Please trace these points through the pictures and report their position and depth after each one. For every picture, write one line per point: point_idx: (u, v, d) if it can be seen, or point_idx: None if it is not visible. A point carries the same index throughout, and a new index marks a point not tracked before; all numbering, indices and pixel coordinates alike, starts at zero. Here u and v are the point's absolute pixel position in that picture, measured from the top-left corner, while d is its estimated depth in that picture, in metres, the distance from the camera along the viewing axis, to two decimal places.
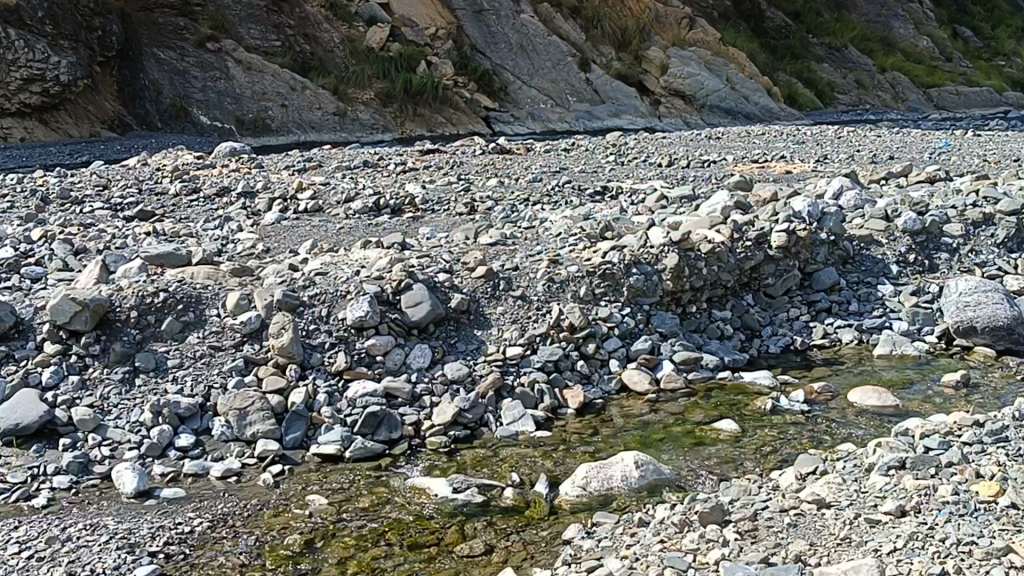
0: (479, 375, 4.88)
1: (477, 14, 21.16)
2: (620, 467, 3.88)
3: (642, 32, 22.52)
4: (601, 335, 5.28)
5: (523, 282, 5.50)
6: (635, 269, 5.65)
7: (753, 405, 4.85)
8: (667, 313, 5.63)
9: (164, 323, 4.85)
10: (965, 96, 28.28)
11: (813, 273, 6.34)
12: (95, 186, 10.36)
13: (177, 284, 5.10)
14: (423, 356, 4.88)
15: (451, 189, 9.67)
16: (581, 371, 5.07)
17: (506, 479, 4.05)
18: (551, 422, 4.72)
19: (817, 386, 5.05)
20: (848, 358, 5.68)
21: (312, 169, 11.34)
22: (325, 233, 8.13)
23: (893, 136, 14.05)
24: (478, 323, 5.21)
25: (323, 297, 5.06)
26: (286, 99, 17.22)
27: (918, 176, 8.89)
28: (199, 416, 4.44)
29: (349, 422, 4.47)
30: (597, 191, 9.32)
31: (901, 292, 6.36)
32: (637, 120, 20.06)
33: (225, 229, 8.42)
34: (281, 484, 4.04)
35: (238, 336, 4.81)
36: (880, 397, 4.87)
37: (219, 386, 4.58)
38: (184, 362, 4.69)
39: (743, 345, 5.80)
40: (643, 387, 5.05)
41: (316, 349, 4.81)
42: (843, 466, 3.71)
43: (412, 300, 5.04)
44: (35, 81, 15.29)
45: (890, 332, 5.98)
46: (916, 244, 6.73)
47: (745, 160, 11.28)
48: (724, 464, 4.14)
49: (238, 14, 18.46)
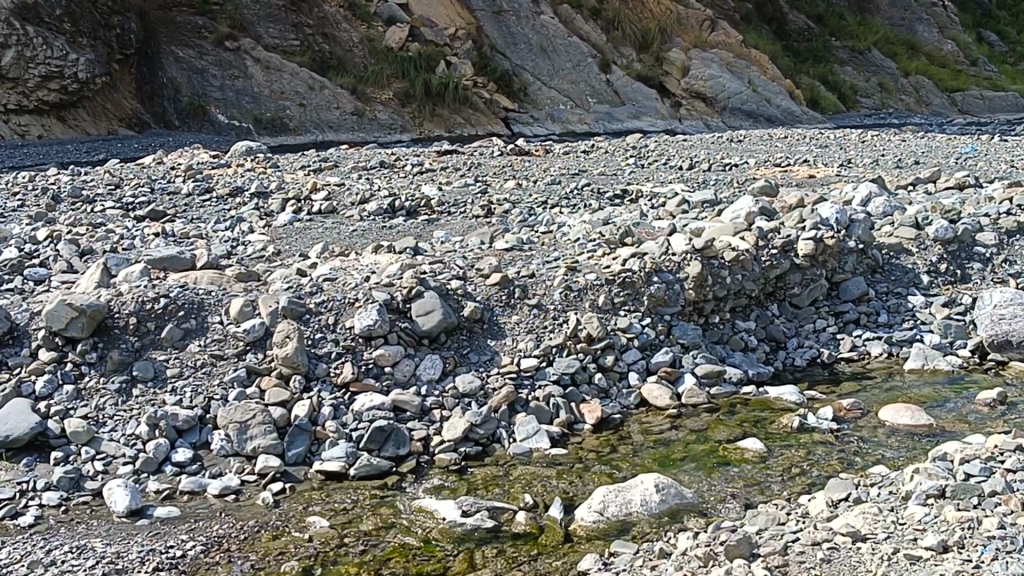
0: (491, 388, 4.67)
1: (497, 14, 20.97)
2: (639, 491, 3.66)
3: (664, 34, 22.28)
4: (621, 346, 5.06)
5: (539, 290, 5.28)
6: (657, 277, 5.43)
7: (779, 422, 4.62)
8: (689, 323, 5.41)
9: (164, 329, 4.66)
10: (989, 101, 27.92)
11: (841, 282, 6.11)
12: (106, 185, 10.19)
13: (179, 289, 4.90)
14: (433, 367, 4.67)
15: (468, 191, 9.46)
16: (599, 384, 4.85)
17: (518, 500, 3.83)
18: (566, 438, 4.50)
19: (846, 403, 4.81)
20: (878, 373, 5.43)
21: (327, 169, 11.15)
22: (338, 235, 7.94)
23: (919, 141, 13.76)
24: (492, 332, 5.00)
25: (330, 304, 4.86)
26: (304, 98, 17.07)
27: (947, 182, 8.64)
28: (198, 430, 4.24)
29: (354, 437, 4.26)
30: (616, 195, 9.10)
31: (933, 303, 6.11)
32: (657, 122, 19.85)
33: (235, 230, 8.24)
34: (281, 503, 3.84)
35: (241, 344, 4.61)
36: (912, 415, 4.63)
37: (220, 398, 4.38)
38: (184, 371, 4.50)
39: (767, 357, 5.57)
40: (663, 402, 4.82)
41: (321, 359, 4.60)
42: (878, 494, 3.49)
43: (424, 308, 4.83)
44: (53, 78, 15.21)
45: (921, 345, 5.72)
46: (947, 253, 6.48)
47: (768, 164, 11.04)
48: (749, 487, 3.91)
49: (256, 13, 18.37)
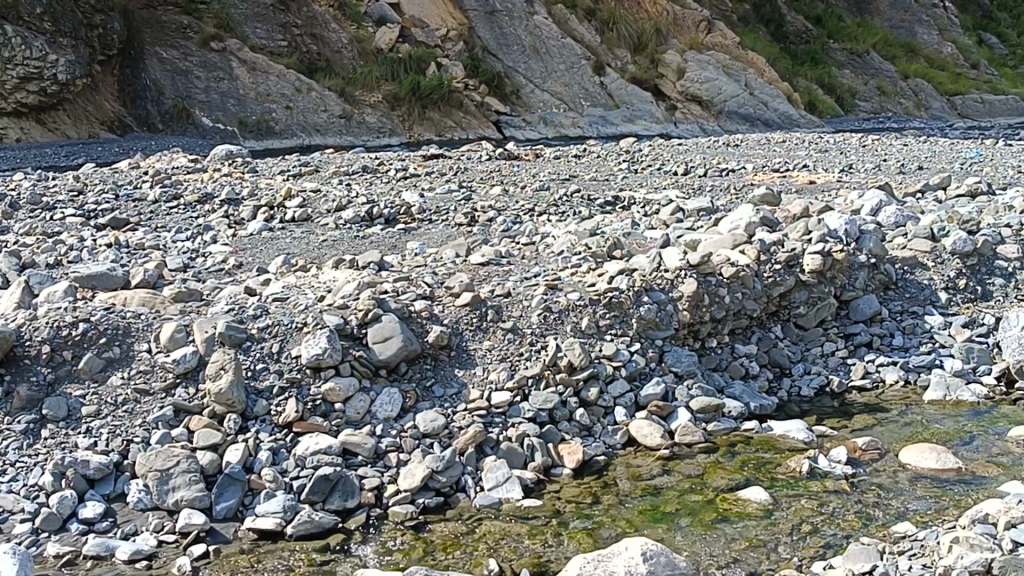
0: (457, 427, 4.07)
1: (489, 15, 20.35)
2: (624, 560, 3.10)
3: (658, 36, 21.77)
4: (605, 377, 4.46)
5: (515, 312, 4.70)
6: (647, 297, 4.87)
7: (786, 466, 4.03)
8: (682, 350, 4.83)
9: (82, 359, 4.07)
10: (990, 105, 27.31)
11: (851, 302, 5.53)
12: (69, 192, 9.57)
13: (104, 312, 4.31)
14: (391, 404, 4.09)
15: (451, 198, 8.88)
16: (581, 422, 4.26)
17: (481, 568, 3.26)
18: (543, 485, 3.93)
19: (862, 442, 4.22)
20: (895, 404, 4.84)
21: (307, 174, 10.56)
22: (307, 245, 7.36)
23: (922, 146, 13.19)
24: (460, 361, 4.41)
25: (276, 330, 4.27)
26: (291, 101, 16.47)
27: (958, 189, 8.08)
28: (112, 479, 3.66)
29: (295, 487, 3.68)
30: (608, 202, 8.54)
31: (952, 324, 5.54)
32: (651, 126, 19.30)
33: (196, 240, 7.64)
34: (201, 572, 3.25)
35: (170, 377, 4.02)
36: (938, 458, 4.04)
37: (141, 442, 3.79)
38: (102, 410, 3.91)
39: (770, 387, 5.00)
40: (654, 441, 4.23)
41: (261, 395, 4.01)
42: (910, 568, 2.92)
43: (381, 334, 4.25)
44: (32, 79, 14.50)
45: (942, 372, 5.11)
46: (967, 268, 5.90)
47: (766, 169, 10.48)
48: (752, 550, 3.34)
49: (243, 13, 17.82)
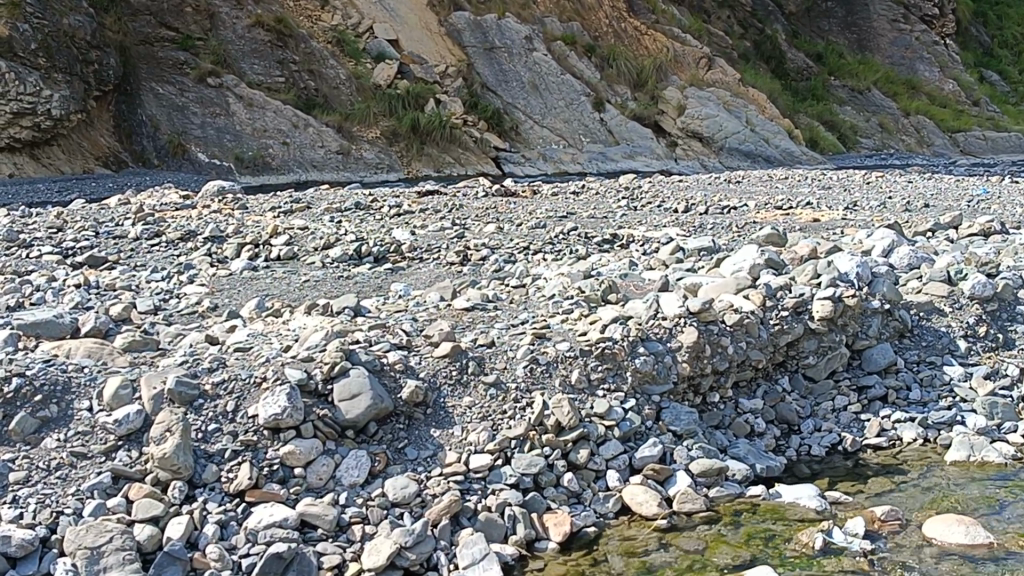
0: (430, 495, 3.67)
1: (488, 51, 20.07)
2: None
3: (658, 72, 21.57)
4: (596, 437, 4.05)
5: (499, 364, 4.31)
6: (642, 347, 4.48)
7: (797, 539, 3.62)
8: (681, 406, 4.43)
9: (14, 419, 3.66)
10: (993, 141, 26.96)
11: (864, 351, 5.14)
12: (48, 229, 9.17)
13: (43, 366, 3.92)
14: (357, 468, 3.69)
15: (444, 236, 8.48)
16: (568, 487, 3.86)
17: None
18: (525, 562, 3.52)
19: (881, 513, 3.80)
20: (914, 465, 4.41)
21: (298, 211, 10.15)
22: (287, 287, 6.95)
23: (928, 183, 12.79)
24: (436, 420, 4.01)
25: (232, 386, 3.88)
26: (288, 136, 16.13)
27: (971, 228, 7.68)
28: (36, 557, 3.21)
29: (244, 566, 3.26)
30: (605, 241, 8.15)
31: (973, 375, 5.13)
32: (652, 162, 18.93)
33: (172, 280, 7.22)
34: None
35: (112, 438, 3.62)
36: (967, 532, 3.62)
37: (72, 513, 3.35)
38: (32, 477, 3.48)
39: (778, 445, 4.59)
40: (650, 509, 3.81)
41: (211, 459, 3.61)
42: None
43: (348, 391, 3.86)
44: (25, 115, 14.02)
45: (964, 430, 4.68)
46: (986, 314, 5.50)
47: (768, 208, 10.07)
48: None
49: (240, 48, 17.60)
